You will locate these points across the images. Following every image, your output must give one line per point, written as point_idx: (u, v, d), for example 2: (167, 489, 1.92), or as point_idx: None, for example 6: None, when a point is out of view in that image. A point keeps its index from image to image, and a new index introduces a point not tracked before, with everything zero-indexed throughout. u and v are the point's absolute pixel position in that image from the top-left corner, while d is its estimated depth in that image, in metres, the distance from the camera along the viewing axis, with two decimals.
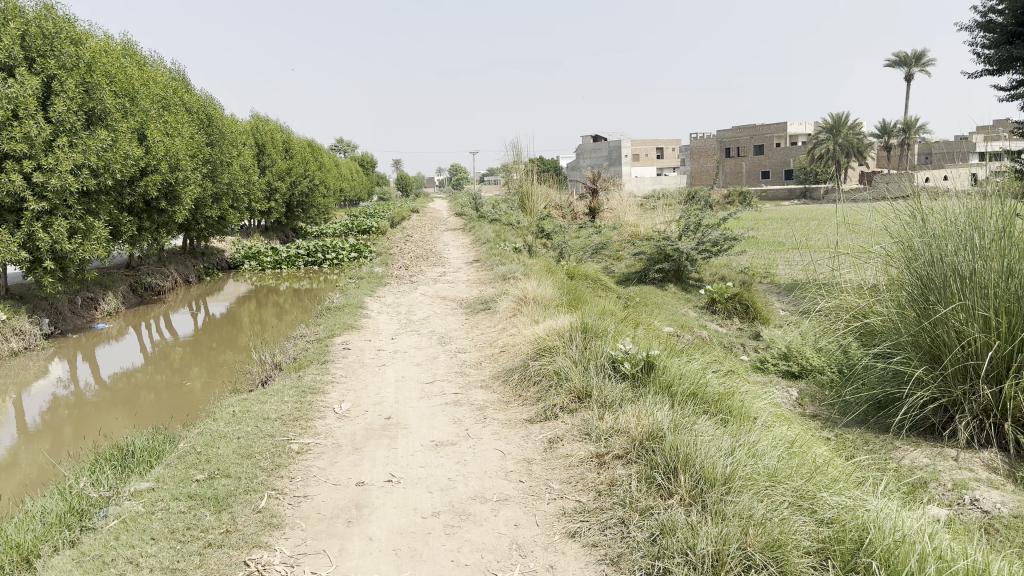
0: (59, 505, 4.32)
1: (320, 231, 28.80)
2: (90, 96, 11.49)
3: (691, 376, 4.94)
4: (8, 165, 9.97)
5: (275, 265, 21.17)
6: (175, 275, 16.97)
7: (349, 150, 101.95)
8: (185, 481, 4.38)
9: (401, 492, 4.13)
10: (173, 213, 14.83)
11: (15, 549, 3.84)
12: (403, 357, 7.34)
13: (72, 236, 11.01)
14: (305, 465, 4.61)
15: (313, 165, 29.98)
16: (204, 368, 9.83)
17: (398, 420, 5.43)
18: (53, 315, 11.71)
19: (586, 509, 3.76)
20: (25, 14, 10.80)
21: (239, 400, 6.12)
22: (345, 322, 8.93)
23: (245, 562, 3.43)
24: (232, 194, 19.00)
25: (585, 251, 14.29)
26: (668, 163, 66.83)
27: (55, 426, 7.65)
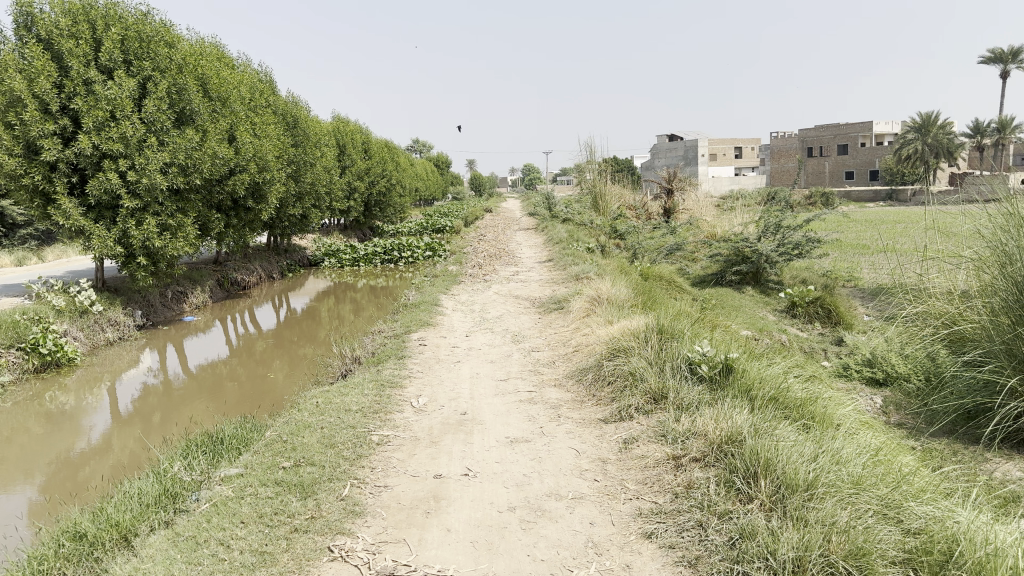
0: (155, 487, 4.54)
1: (397, 230, 29.34)
2: (181, 98, 11.97)
3: (771, 380, 4.85)
4: (105, 165, 10.47)
5: (353, 263, 21.69)
6: (260, 271, 17.56)
7: (426, 151, 103.35)
8: (272, 468, 4.54)
9: (478, 486, 4.19)
10: (259, 211, 15.34)
11: (115, 528, 4.07)
12: (478, 354, 7.43)
13: (163, 233, 11.50)
14: (384, 457, 4.72)
15: (391, 164, 30.54)
16: (286, 361, 10.14)
17: (474, 416, 5.50)
18: (145, 308, 12.27)
19: (664, 511, 3.74)
20: (123, 18, 11.32)
21: (321, 392, 6.30)
22: (421, 319, 9.08)
23: (330, 548, 3.55)
24: (315, 194, 19.55)
25: (660, 251, 14.13)
26: (746, 163, 65.45)
27: (146, 413, 8.04)
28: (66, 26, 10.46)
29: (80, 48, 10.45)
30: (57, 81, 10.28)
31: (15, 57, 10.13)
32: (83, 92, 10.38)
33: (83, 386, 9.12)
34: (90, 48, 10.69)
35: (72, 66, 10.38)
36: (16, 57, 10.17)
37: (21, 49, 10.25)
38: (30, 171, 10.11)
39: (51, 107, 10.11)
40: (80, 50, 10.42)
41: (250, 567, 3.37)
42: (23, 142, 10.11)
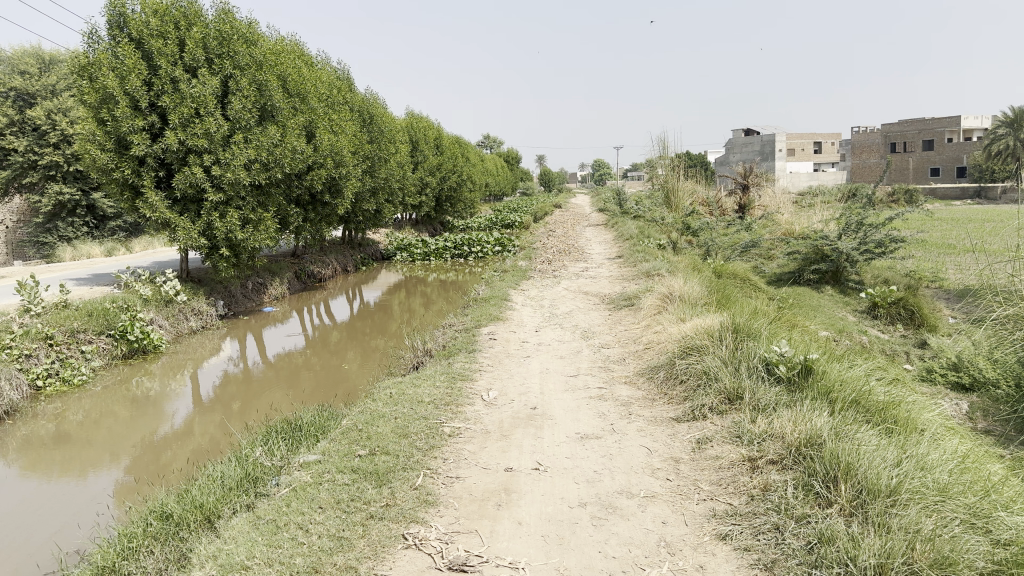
0: (237, 471, 4.71)
1: (467, 225, 29.61)
2: (262, 94, 12.31)
3: (852, 382, 4.71)
4: (191, 161, 10.86)
5: (424, 257, 22.01)
6: (335, 264, 17.98)
7: (497, 147, 103.68)
8: (348, 455, 4.65)
9: (549, 481, 4.20)
10: (335, 206, 15.67)
11: (200, 509, 4.24)
12: (548, 350, 7.44)
13: (245, 226, 11.86)
14: (456, 448, 4.78)
15: (462, 160, 30.81)
16: (359, 352, 10.36)
17: (544, 411, 5.52)
18: (226, 298, 12.70)
19: (739, 512, 3.68)
20: (208, 18, 11.69)
21: (394, 383, 6.42)
22: (491, 314, 9.14)
23: (404, 536, 3.62)
24: (389, 189, 19.87)
25: (735, 249, 13.86)
26: (824, 159, 63.60)
27: (227, 399, 8.32)
28: (156, 27, 10.88)
29: (167, 48, 10.85)
30: (146, 79, 10.73)
31: (108, 56, 10.60)
32: (171, 90, 10.78)
33: (167, 372, 9.49)
34: (177, 47, 11.08)
35: (161, 65, 10.80)
36: (109, 56, 10.64)
37: (113, 49, 10.70)
38: (121, 165, 10.58)
39: (140, 104, 10.56)
40: (167, 49, 10.83)
41: (328, 552, 3.46)
42: (115, 138, 10.58)
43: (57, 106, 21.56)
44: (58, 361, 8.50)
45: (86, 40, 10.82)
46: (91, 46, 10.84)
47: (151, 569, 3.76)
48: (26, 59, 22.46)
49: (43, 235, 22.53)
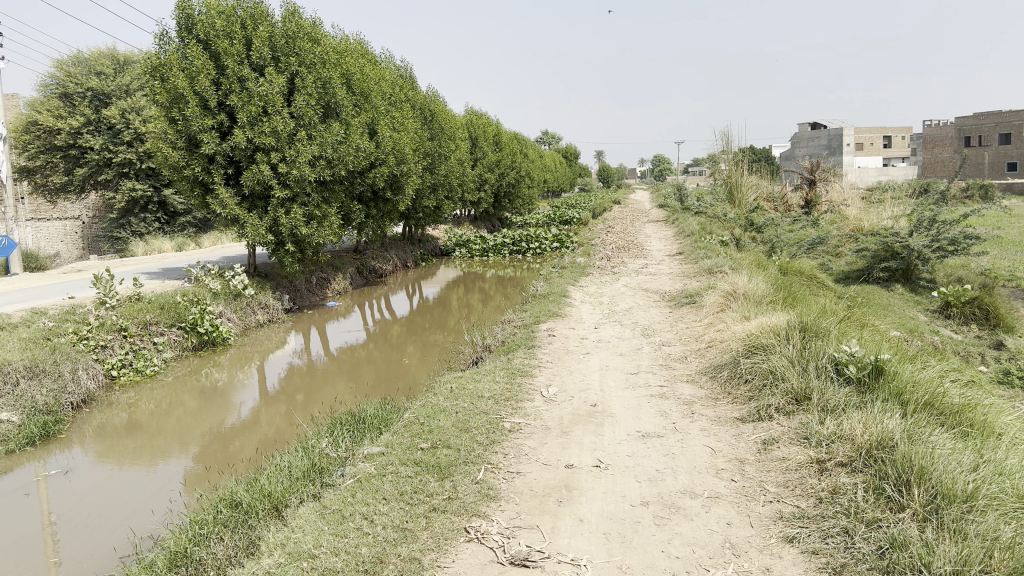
0: (304, 461, 4.82)
1: (525, 221, 29.67)
2: (326, 92, 12.51)
3: (925, 384, 4.56)
4: (258, 158, 11.15)
5: (482, 253, 22.16)
6: (395, 260, 18.22)
7: (556, 143, 103.37)
8: (411, 448, 4.71)
9: (610, 479, 4.19)
10: (396, 202, 15.88)
11: (268, 497, 4.36)
12: (607, 347, 7.41)
13: (310, 221, 12.11)
14: (517, 443, 4.80)
15: (521, 156, 30.86)
16: (419, 347, 10.48)
17: (604, 408, 5.50)
18: (292, 292, 12.99)
19: (806, 515, 3.60)
20: (274, 18, 11.93)
21: (455, 377, 6.48)
22: (550, 310, 9.14)
23: (466, 529, 3.65)
24: (449, 185, 20.03)
25: (800, 245, 13.56)
26: (893, 154, 61.69)
27: (291, 391, 8.52)
28: (223, 27, 11.14)
29: (234, 47, 11.12)
30: (214, 78, 11.03)
31: (178, 57, 10.94)
32: (238, 88, 11.05)
33: (235, 364, 9.77)
34: (244, 46, 11.35)
35: (228, 65, 11.08)
36: (179, 56, 10.98)
37: (184, 49, 11.02)
38: (192, 162, 11.02)
39: (209, 103, 10.88)
40: (234, 49, 11.10)
41: (392, 543, 3.52)
42: (185, 137, 10.99)
43: (131, 105, 22.35)
44: (132, 353, 8.84)
45: (158, 41, 11.18)
46: (162, 47, 11.20)
47: (221, 555, 3.89)
48: (102, 60, 23.03)
49: (118, 231, 23.45)
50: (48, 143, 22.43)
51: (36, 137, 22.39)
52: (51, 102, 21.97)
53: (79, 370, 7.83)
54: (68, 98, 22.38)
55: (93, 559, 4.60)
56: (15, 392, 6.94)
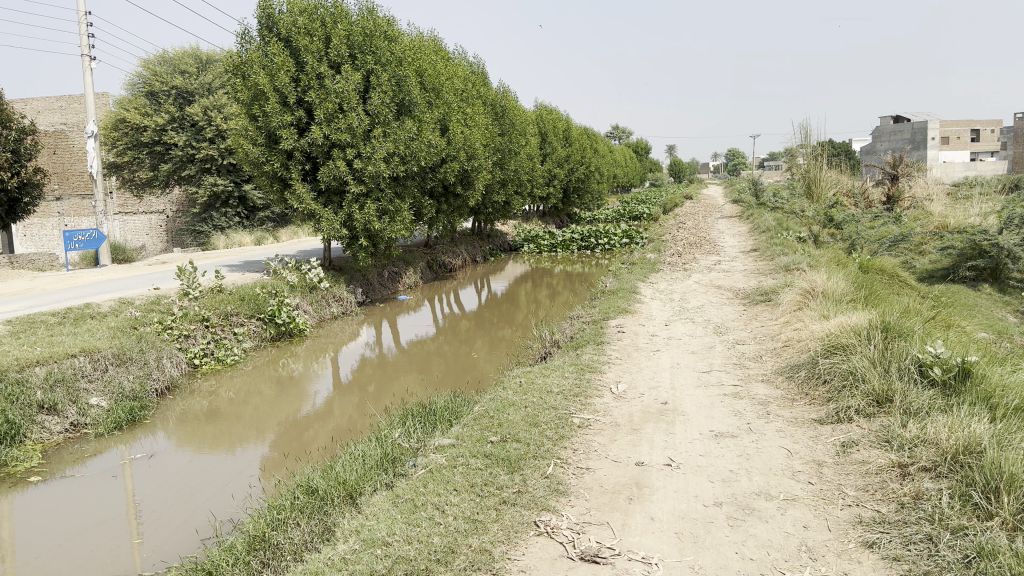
0: (377, 451, 4.92)
1: (594, 217, 29.52)
2: (401, 89, 12.64)
3: (1016, 388, 4.38)
4: (334, 154, 11.42)
5: (551, 248, 22.20)
6: (465, 255, 18.38)
7: (626, 137, 102.35)
8: (481, 441, 4.76)
9: (682, 478, 4.14)
10: (467, 197, 16.01)
11: (343, 485, 4.47)
12: (679, 344, 7.33)
13: (383, 217, 12.31)
14: (586, 439, 4.79)
15: (591, 152, 30.71)
16: (487, 341, 10.55)
17: (675, 406, 5.43)
18: (364, 286, 13.24)
19: (887, 520, 3.49)
20: (352, 16, 12.14)
21: (524, 372, 6.51)
22: (620, 306, 9.09)
23: (536, 523, 3.67)
24: (518, 181, 20.09)
25: (881, 242, 13.13)
26: (981, 148, 59.02)
27: (363, 382, 8.70)
28: (303, 25, 11.41)
29: (314, 45, 11.37)
30: (293, 76, 11.33)
31: (259, 55, 11.27)
32: (317, 86, 11.31)
33: (310, 354, 10.01)
34: (323, 44, 11.59)
35: (307, 62, 11.35)
36: (260, 55, 11.33)
37: (265, 48, 11.34)
38: (270, 159, 11.39)
39: (288, 100, 11.19)
40: (313, 47, 11.35)
41: (463, 533, 3.56)
42: (265, 133, 11.36)
43: (212, 103, 23.08)
44: (214, 342, 9.16)
45: (240, 40, 11.53)
46: (244, 45, 11.54)
47: (297, 541, 4.00)
48: (186, 59, 23.72)
49: (200, 225, 24.39)
50: (135, 140, 23.42)
51: (124, 135, 23.43)
52: (138, 100, 22.94)
53: (164, 359, 8.16)
54: (154, 96, 23.33)
55: (176, 541, 4.78)
56: (104, 377, 7.28)
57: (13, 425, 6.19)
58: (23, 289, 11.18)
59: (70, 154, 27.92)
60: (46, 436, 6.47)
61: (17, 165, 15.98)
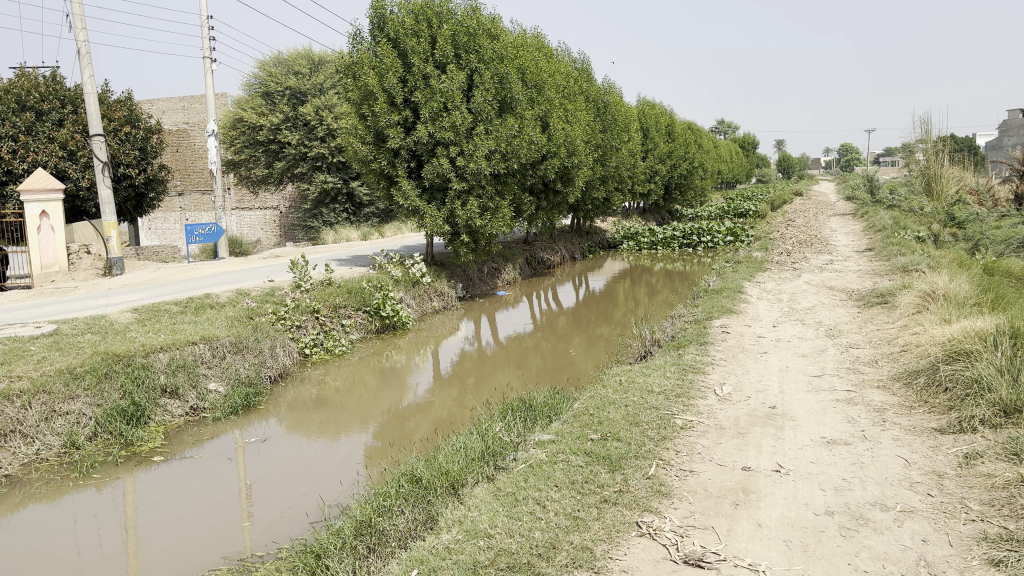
0: (479, 445, 4.99)
1: (697, 214, 28.95)
2: (504, 87, 12.71)
3: None
4: (438, 152, 11.65)
5: (651, 246, 21.94)
6: (563, 251, 18.40)
7: (730, 133, 99.71)
8: (581, 438, 4.76)
9: (792, 485, 4.02)
10: (567, 194, 16.00)
11: (446, 476, 4.57)
12: (787, 347, 7.10)
13: (484, 213, 12.45)
14: (690, 441, 4.71)
15: (695, 148, 30.13)
16: (585, 339, 10.51)
17: (784, 411, 5.27)
18: (465, 281, 13.45)
19: (1016, 538, 3.28)
20: (457, 16, 12.31)
21: (625, 371, 6.46)
22: (724, 306, 8.89)
23: (638, 523, 3.64)
24: (619, 177, 19.93)
25: (1010, 243, 12.33)
26: None
27: (462, 376, 8.84)
28: (411, 26, 11.68)
29: (420, 46, 11.63)
30: (401, 76, 11.65)
31: (369, 55, 11.65)
32: (422, 86, 11.57)
33: (412, 347, 10.25)
34: (429, 45, 11.83)
35: (415, 62, 11.64)
36: (370, 55, 11.71)
37: (375, 48, 11.69)
38: (378, 156, 11.79)
39: (396, 99, 11.52)
40: (420, 47, 11.61)
41: (565, 530, 3.57)
42: (374, 132, 11.76)
43: (323, 103, 23.91)
44: (323, 333, 9.51)
45: (352, 40, 11.92)
46: (355, 46, 11.92)
47: (402, 528, 4.12)
48: (299, 60, 24.64)
49: (311, 221, 25.40)
50: (251, 139, 24.63)
51: (241, 133, 24.74)
52: (255, 100, 24.20)
53: (277, 348, 8.53)
54: (270, 96, 24.49)
55: (287, 522, 5.00)
56: (221, 363, 7.68)
57: (138, 407, 6.62)
58: (150, 279, 11.91)
59: (192, 152, 29.47)
60: (168, 418, 6.87)
61: (145, 162, 16.91)
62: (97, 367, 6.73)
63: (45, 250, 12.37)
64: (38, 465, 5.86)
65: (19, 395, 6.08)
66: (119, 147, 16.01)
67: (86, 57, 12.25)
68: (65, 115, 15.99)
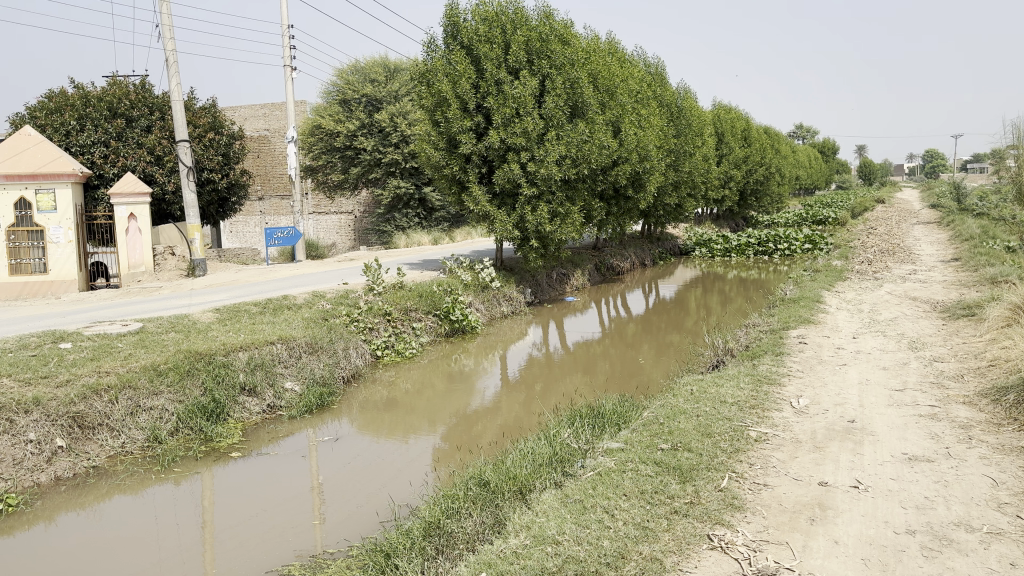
0: (548, 451, 5.00)
1: (773, 221, 28.34)
2: (576, 92, 12.66)
3: None
4: (509, 157, 11.73)
5: (724, 253, 21.62)
6: (633, 258, 18.27)
7: (809, 138, 96.99)
8: (651, 447, 4.71)
9: (871, 502, 3.90)
10: (638, 200, 15.89)
11: (514, 481, 4.59)
12: (868, 359, 6.88)
13: (554, 219, 12.45)
14: (764, 454, 4.61)
15: (772, 153, 29.52)
16: (655, 347, 10.39)
17: (863, 425, 5.11)
18: (533, 286, 13.50)
19: None
20: (531, 23, 12.37)
21: (696, 380, 6.36)
22: (802, 316, 8.67)
23: (709, 536, 3.58)
24: (692, 183, 19.66)
25: None
26: None
27: (529, 380, 8.86)
28: (484, 33, 11.84)
29: (494, 52, 11.75)
30: (474, 82, 11.81)
31: (443, 63, 11.87)
32: (495, 92, 11.68)
33: (481, 351, 10.33)
34: (502, 51, 11.92)
35: (487, 69, 11.77)
36: (444, 63, 11.93)
37: (449, 56, 11.89)
38: (450, 162, 11.96)
39: (468, 105, 11.68)
40: (493, 54, 11.73)
41: (634, 540, 3.54)
42: (446, 138, 11.97)
43: (398, 110, 24.32)
44: (394, 335, 9.68)
45: (426, 48, 12.15)
46: (429, 54, 12.16)
47: (470, 531, 4.15)
48: (375, 68, 25.22)
49: (384, 225, 25.90)
50: (329, 145, 25.31)
51: (319, 140, 25.46)
52: (333, 108, 24.91)
53: (350, 349, 8.73)
54: (347, 103, 25.10)
55: (357, 520, 5.10)
56: (297, 363, 7.90)
57: (218, 404, 6.85)
58: (231, 280, 12.34)
59: (272, 158, 30.44)
60: (246, 415, 7.10)
61: (227, 167, 17.51)
62: (180, 364, 7.00)
63: (132, 251, 12.96)
64: (124, 458, 6.14)
65: (107, 389, 6.38)
66: (203, 152, 16.63)
67: (174, 66, 12.78)
68: (153, 121, 16.70)
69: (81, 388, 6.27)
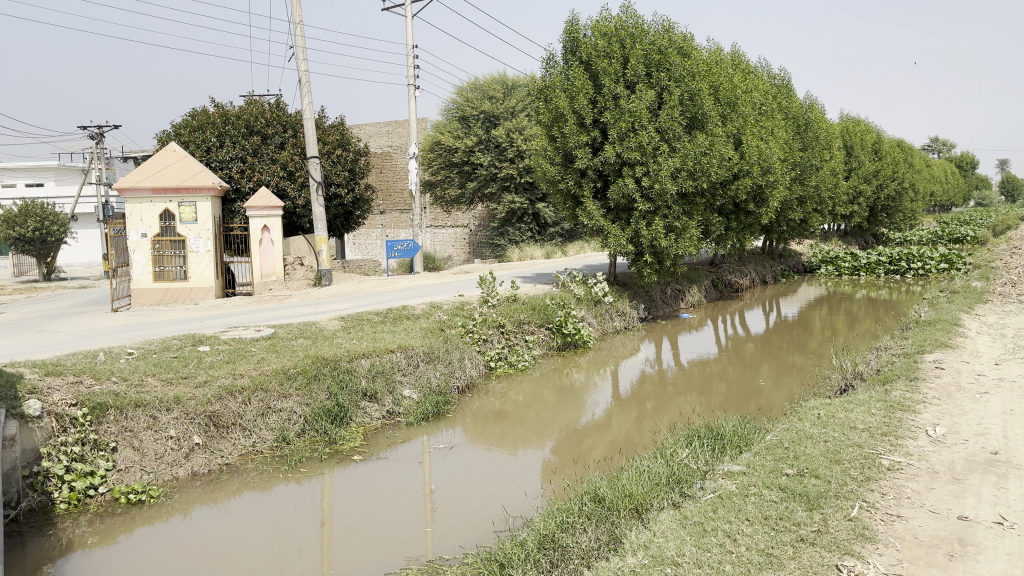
0: (665, 470, 4.95)
1: (905, 238, 26.96)
2: (694, 104, 12.42)
3: None
4: (624, 172, 11.71)
5: (852, 271, 20.74)
6: (753, 275, 17.81)
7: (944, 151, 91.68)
8: (775, 473, 4.57)
9: (1017, 540, 3.65)
10: (759, 215, 15.51)
11: (630, 498, 4.57)
12: (1013, 388, 6.44)
13: (669, 234, 12.28)
14: (897, 484, 4.39)
15: (905, 167, 28.12)
16: (774, 368, 10.04)
17: (1009, 458, 4.79)
18: (647, 302, 13.40)
19: None
20: (651, 36, 12.31)
21: (823, 404, 6.11)
22: (938, 340, 8.20)
23: (838, 566, 3.45)
24: (817, 198, 18.98)
25: None
26: None
27: (641, 398, 8.75)
28: (603, 48, 11.90)
29: (612, 67, 11.78)
30: (591, 97, 11.89)
31: (561, 79, 12.05)
32: (612, 106, 11.70)
33: (593, 366, 10.31)
34: (621, 65, 11.92)
35: (605, 84, 11.80)
36: (562, 79, 12.09)
37: (567, 72, 12.06)
38: (566, 176, 12.12)
39: (585, 121, 11.80)
40: (612, 69, 11.75)
41: (757, 566, 3.45)
42: (562, 153, 12.12)
43: (515, 125, 24.71)
44: (508, 347, 9.82)
45: (545, 65, 12.35)
46: (548, 70, 12.36)
47: (584, 545, 4.15)
48: (494, 84, 25.78)
49: (499, 239, 26.29)
50: (448, 160, 26.02)
51: (439, 155, 26.21)
52: (452, 125, 25.61)
53: (466, 360, 8.92)
54: (466, 120, 25.73)
55: (471, 529, 5.19)
56: (415, 372, 8.13)
57: (342, 409, 7.15)
58: (353, 290, 12.83)
59: (394, 173, 31.55)
60: (367, 420, 7.37)
61: (353, 182, 18.26)
62: (308, 369, 7.35)
63: (265, 261, 13.71)
64: (254, 456, 6.49)
65: (241, 391, 6.78)
66: (331, 168, 17.42)
67: (306, 85, 13.47)
68: (286, 138, 17.67)
69: (217, 389, 6.69)
